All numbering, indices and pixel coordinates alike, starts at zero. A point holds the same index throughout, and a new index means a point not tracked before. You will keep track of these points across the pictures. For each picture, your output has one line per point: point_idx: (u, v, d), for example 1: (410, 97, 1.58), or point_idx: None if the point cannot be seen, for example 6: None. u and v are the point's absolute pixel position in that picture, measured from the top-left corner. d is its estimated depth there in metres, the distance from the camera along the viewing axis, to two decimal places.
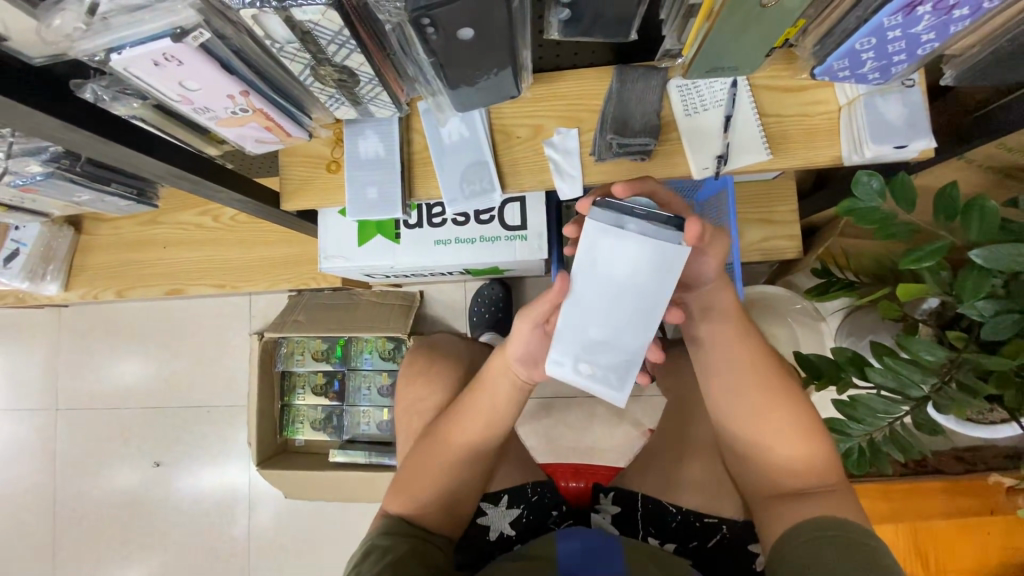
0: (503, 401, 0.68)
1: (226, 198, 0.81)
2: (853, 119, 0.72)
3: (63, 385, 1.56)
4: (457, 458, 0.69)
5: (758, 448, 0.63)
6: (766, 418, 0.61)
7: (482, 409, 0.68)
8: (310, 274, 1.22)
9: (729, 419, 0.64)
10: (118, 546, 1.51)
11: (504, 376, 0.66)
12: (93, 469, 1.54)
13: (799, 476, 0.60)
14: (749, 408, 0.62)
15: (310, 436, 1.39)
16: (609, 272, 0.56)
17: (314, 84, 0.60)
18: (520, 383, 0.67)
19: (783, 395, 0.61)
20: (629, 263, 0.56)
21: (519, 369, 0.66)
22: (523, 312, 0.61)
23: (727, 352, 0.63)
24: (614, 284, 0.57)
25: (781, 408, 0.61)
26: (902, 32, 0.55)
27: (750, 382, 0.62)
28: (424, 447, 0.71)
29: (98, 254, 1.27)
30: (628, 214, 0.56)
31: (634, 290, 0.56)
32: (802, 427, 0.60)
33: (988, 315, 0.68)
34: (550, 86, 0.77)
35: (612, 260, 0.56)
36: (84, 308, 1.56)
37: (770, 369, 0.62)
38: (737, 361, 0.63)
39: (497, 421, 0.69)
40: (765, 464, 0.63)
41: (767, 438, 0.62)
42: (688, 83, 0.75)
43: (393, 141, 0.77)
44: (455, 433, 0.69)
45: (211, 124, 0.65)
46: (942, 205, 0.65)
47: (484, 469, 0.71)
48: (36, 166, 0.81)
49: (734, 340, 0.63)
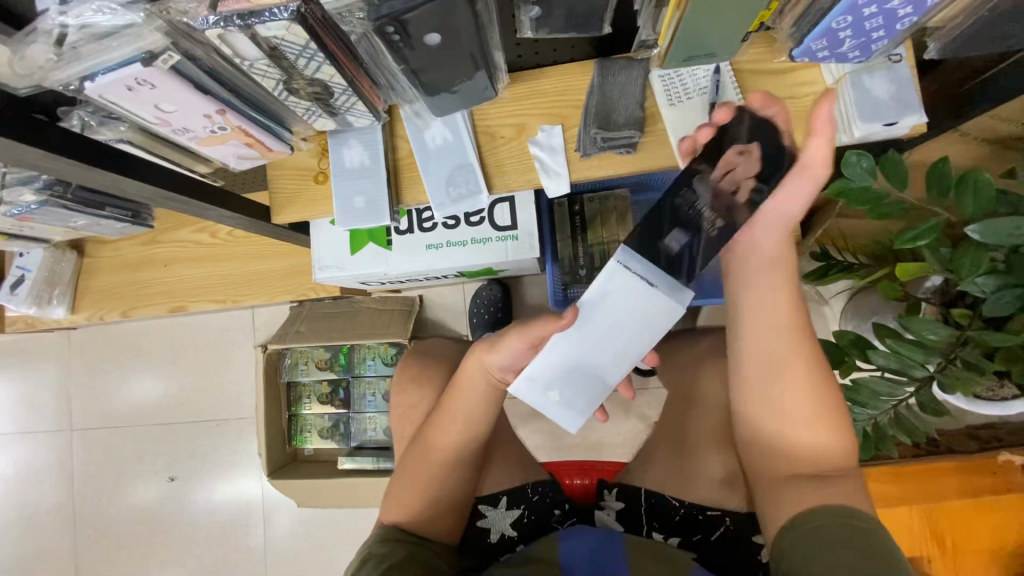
0: (480, 398, 0.67)
1: (216, 215, 0.81)
2: (840, 99, 0.70)
3: (77, 406, 1.60)
4: (441, 460, 0.68)
5: (787, 432, 0.58)
6: (799, 404, 0.56)
7: (460, 409, 0.67)
8: (308, 285, 1.22)
9: (761, 398, 0.58)
10: (139, 560, 1.54)
11: (479, 374, 0.66)
12: (111, 486, 1.57)
13: (819, 465, 0.57)
14: (785, 391, 0.57)
15: (319, 444, 1.40)
16: (677, 216, 0.58)
17: (289, 98, 0.60)
18: (496, 381, 0.67)
19: (823, 383, 0.56)
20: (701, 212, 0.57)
21: (497, 367, 0.65)
22: (518, 328, 0.62)
23: (768, 327, 0.57)
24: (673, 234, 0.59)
25: (818, 396, 0.56)
26: (878, 8, 0.54)
27: (790, 363, 0.56)
28: (409, 451, 0.71)
29: (101, 277, 1.29)
30: (733, 155, 0.56)
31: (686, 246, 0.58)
32: (835, 414, 0.56)
33: (989, 291, 0.67)
34: (531, 85, 0.77)
35: (620, 298, 0.60)
36: (92, 330, 1.59)
37: (814, 349, 0.57)
38: (777, 338, 0.57)
39: (477, 420, 0.68)
40: (783, 453, 0.59)
41: (794, 426, 0.57)
42: (670, 72, 0.74)
43: (377, 149, 0.78)
44: (436, 435, 0.68)
45: (193, 144, 0.65)
46: (935, 182, 0.64)
47: (472, 469, 0.71)
48: (30, 194, 0.82)
49: (778, 316, 0.57)
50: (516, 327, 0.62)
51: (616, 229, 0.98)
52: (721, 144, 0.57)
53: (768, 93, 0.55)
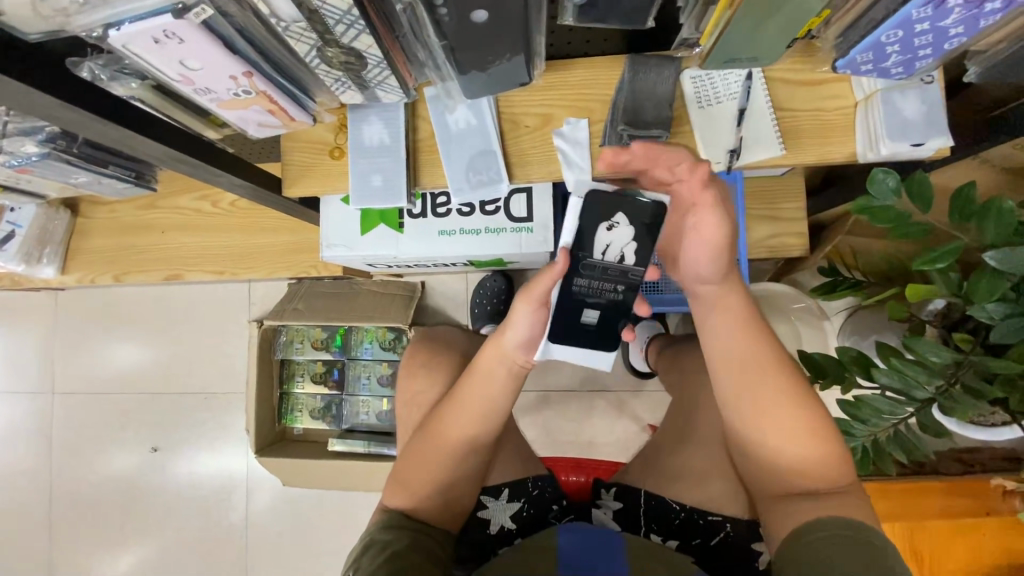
0: (498, 388, 0.67)
1: (227, 182, 0.79)
2: (870, 115, 0.70)
3: (60, 370, 1.55)
4: (452, 450, 0.67)
5: (767, 447, 0.60)
6: (778, 417, 0.59)
7: (477, 400, 0.66)
8: (310, 262, 1.20)
9: (739, 419, 0.61)
10: (115, 530, 1.51)
11: (502, 361, 0.66)
12: (90, 453, 1.53)
13: (805, 478, 0.59)
14: (759, 407, 0.59)
15: (309, 424, 1.38)
16: (581, 297, 0.71)
17: (320, 65, 0.58)
18: (517, 368, 0.67)
19: (795, 391, 0.59)
20: (601, 287, 0.71)
21: (516, 353, 0.66)
22: (523, 293, 0.63)
23: (738, 350, 0.61)
24: (588, 308, 0.72)
25: (794, 406, 0.58)
26: (931, 25, 0.53)
27: (761, 378, 0.59)
28: (418, 438, 0.70)
29: (95, 238, 1.25)
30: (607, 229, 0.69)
31: (601, 314, 0.73)
32: (814, 428, 0.58)
33: (997, 318, 0.68)
34: (561, 75, 0.75)
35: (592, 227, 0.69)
36: (81, 292, 1.54)
37: (782, 370, 0.60)
38: (743, 364, 0.60)
39: (493, 410, 0.67)
40: (778, 467, 0.60)
41: (778, 439, 0.59)
42: (703, 74, 0.73)
43: (398, 128, 0.76)
44: (449, 424, 0.67)
45: (212, 106, 0.63)
46: (957, 207, 0.65)
47: (482, 460, 0.70)
48: (32, 146, 0.79)
49: (741, 335, 0.61)
50: (521, 293, 0.63)
51: None
52: (592, 224, 0.69)
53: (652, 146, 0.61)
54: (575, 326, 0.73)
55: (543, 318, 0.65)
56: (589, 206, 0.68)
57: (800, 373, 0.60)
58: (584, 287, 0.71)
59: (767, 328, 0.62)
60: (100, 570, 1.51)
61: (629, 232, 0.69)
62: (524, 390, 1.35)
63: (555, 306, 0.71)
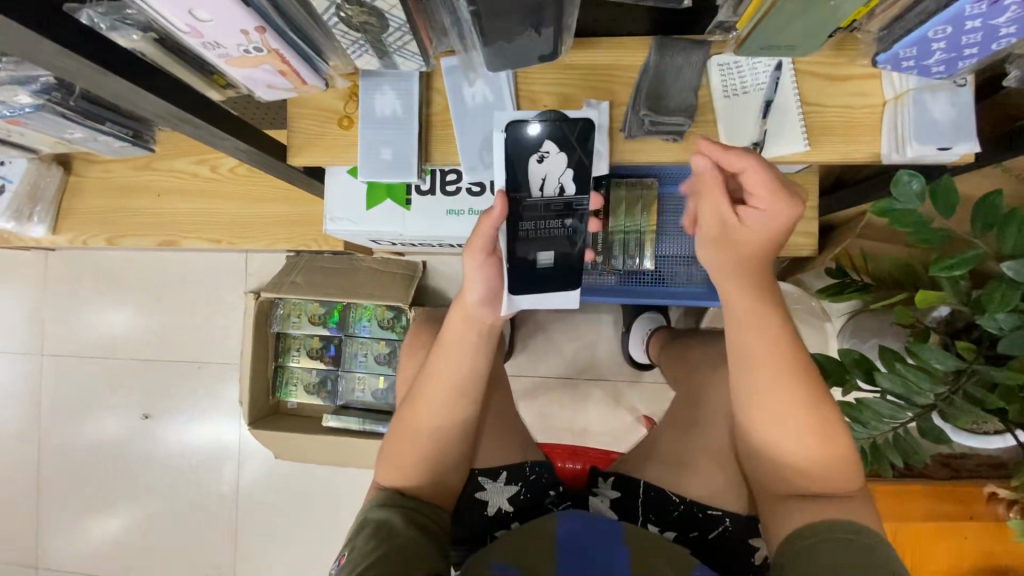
0: (472, 354, 0.65)
1: (230, 146, 0.76)
2: (897, 115, 0.68)
3: (49, 331, 1.52)
4: (443, 428, 0.66)
5: (777, 447, 0.60)
6: (795, 421, 0.58)
7: (454, 371, 0.65)
8: (312, 235, 1.17)
9: (752, 415, 0.61)
10: (104, 494, 1.51)
11: (471, 325, 0.65)
12: (79, 417, 1.51)
13: (811, 480, 0.59)
14: (774, 407, 0.58)
15: (303, 399, 1.37)
16: (531, 240, 0.70)
17: (338, 25, 0.56)
18: (486, 329, 0.66)
19: (811, 392, 0.58)
20: (549, 226, 0.70)
21: (482, 312, 0.65)
22: (468, 245, 0.63)
23: (765, 352, 0.59)
24: (542, 252, 0.71)
25: (808, 407, 0.58)
26: (982, 23, 0.52)
27: (780, 377, 0.58)
28: (402, 417, 0.68)
29: (88, 198, 1.21)
30: (539, 159, 0.68)
31: (556, 256, 0.72)
32: (828, 434, 0.58)
33: (1006, 329, 0.67)
34: (584, 54, 0.72)
35: (526, 158, 0.68)
36: (72, 254, 1.51)
37: (806, 376, 0.58)
38: (768, 365, 0.58)
39: (471, 380, 0.66)
40: (783, 464, 0.60)
41: (787, 438, 0.59)
42: (731, 62, 0.70)
43: (411, 99, 0.73)
44: (434, 402, 0.65)
45: (220, 62, 0.60)
46: (981, 214, 0.64)
47: (470, 435, 0.69)
48: (25, 97, 0.76)
49: (765, 331, 0.59)
50: (467, 246, 0.63)
51: (640, 218, 0.95)
52: (523, 163, 0.68)
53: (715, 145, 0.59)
54: (533, 274, 0.71)
55: (497, 271, 0.64)
56: (515, 141, 0.67)
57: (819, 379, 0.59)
58: (531, 230, 0.69)
59: (789, 325, 0.60)
60: (87, 532, 1.51)
61: (562, 160, 0.69)
62: (521, 376, 1.35)
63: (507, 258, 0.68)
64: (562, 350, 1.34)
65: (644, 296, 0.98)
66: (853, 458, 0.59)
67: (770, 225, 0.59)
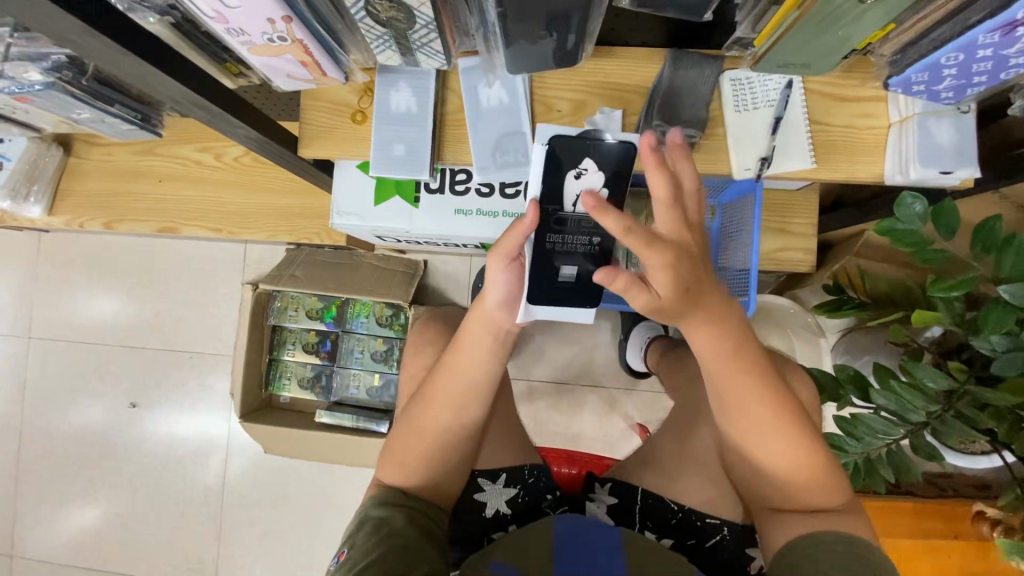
0: (487, 357, 0.64)
1: (242, 135, 0.75)
2: (903, 138, 0.70)
3: (37, 313, 1.49)
4: (447, 429, 0.65)
5: (765, 464, 0.61)
6: (774, 440, 0.59)
7: (465, 374, 0.64)
8: (315, 229, 1.17)
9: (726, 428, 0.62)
10: (84, 483, 1.47)
11: (487, 330, 0.63)
12: (63, 403, 1.48)
13: (800, 494, 0.60)
14: (748, 427, 0.60)
15: (296, 393, 1.36)
16: (555, 252, 0.67)
17: (364, 19, 0.56)
18: (502, 332, 0.64)
19: (788, 420, 0.59)
20: (575, 241, 0.68)
21: (498, 313, 0.62)
22: (493, 249, 0.59)
23: (741, 377, 0.58)
24: (564, 266, 0.69)
25: (784, 433, 0.59)
26: (993, 52, 0.54)
27: (747, 401, 0.59)
28: (407, 414, 0.67)
29: (87, 180, 1.19)
30: (575, 177, 0.65)
31: (578, 269, 0.70)
32: (809, 449, 0.59)
33: (999, 351, 0.68)
34: (600, 62, 0.73)
35: (561, 174, 0.65)
36: (67, 237, 1.48)
37: (780, 398, 0.59)
38: (744, 389, 0.58)
39: (482, 385, 0.65)
40: (764, 477, 0.62)
41: (762, 455, 0.61)
42: (743, 78, 0.72)
43: (428, 97, 0.73)
44: (440, 403, 0.65)
45: (242, 50, 0.60)
46: (979, 239, 0.66)
47: (474, 437, 0.69)
48: (36, 74, 0.75)
49: (740, 360, 0.58)
50: (492, 249, 0.59)
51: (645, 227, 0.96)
52: (558, 175, 0.65)
53: (610, 271, 0.49)
54: (555, 285, 0.69)
55: (520, 275, 0.61)
56: (556, 154, 0.64)
57: (794, 398, 0.60)
58: (558, 243, 0.67)
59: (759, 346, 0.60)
60: (65, 520, 1.47)
61: (600, 179, 0.66)
62: (517, 379, 1.35)
63: (530, 263, 0.65)
64: (560, 355, 1.35)
65: None
66: (834, 468, 0.60)
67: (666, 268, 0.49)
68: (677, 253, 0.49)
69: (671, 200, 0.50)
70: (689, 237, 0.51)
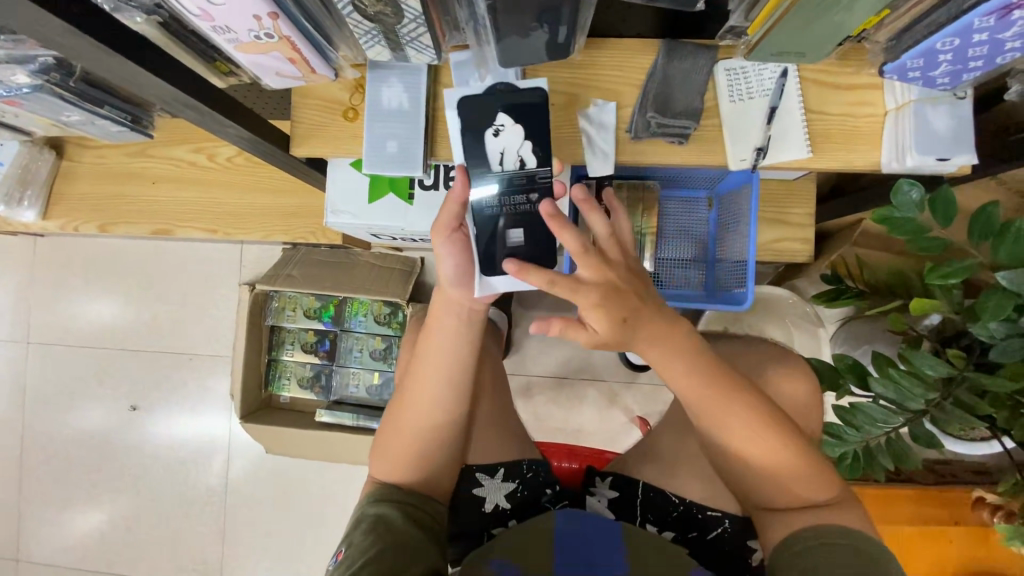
0: (456, 340, 0.63)
1: (233, 134, 0.74)
2: (899, 126, 0.70)
3: (35, 318, 1.49)
4: (434, 422, 0.65)
5: (745, 467, 0.62)
6: (745, 447, 0.60)
7: (438, 362, 0.63)
8: (310, 228, 1.16)
9: (706, 435, 0.64)
10: (86, 486, 1.48)
11: (448, 309, 0.63)
12: (63, 407, 1.48)
13: (778, 496, 0.61)
14: (725, 434, 0.61)
15: (296, 393, 1.36)
16: (497, 216, 0.64)
17: (351, 14, 0.56)
18: (469, 313, 0.64)
19: (764, 424, 0.60)
20: (513, 198, 0.64)
21: (457, 295, 0.62)
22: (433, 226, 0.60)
23: (701, 391, 0.59)
24: (509, 230, 0.64)
25: (756, 439, 0.60)
26: (989, 36, 0.53)
27: (713, 412, 0.60)
28: (396, 409, 0.67)
29: (80, 183, 1.18)
30: (496, 135, 0.66)
31: (526, 231, 0.64)
32: (782, 455, 0.60)
33: (998, 337, 0.68)
34: (592, 54, 0.72)
35: (483, 134, 0.66)
36: (62, 241, 1.47)
37: (744, 410, 0.60)
38: (705, 402, 0.60)
39: (462, 374, 0.65)
40: (753, 478, 0.62)
41: (744, 457, 0.61)
42: (737, 68, 0.71)
43: (420, 94, 0.72)
44: (423, 399, 0.64)
45: (229, 47, 0.59)
46: (977, 225, 0.66)
47: (459, 427, 0.68)
48: (24, 77, 0.74)
49: (698, 375, 0.59)
50: (433, 228, 0.60)
51: (641, 220, 0.96)
52: (481, 140, 0.66)
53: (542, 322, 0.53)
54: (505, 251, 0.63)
55: (465, 247, 0.61)
56: (471, 116, 0.67)
57: (765, 407, 0.60)
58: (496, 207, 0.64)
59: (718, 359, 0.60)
60: (70, 524, 1.47)
61: (519, 132, 0.66)
62: (516, 374, 1.35)
63: (476, 237, 0.63)
64: (558, 349, 1.34)
65: None
66: (821, 467, 0.60)
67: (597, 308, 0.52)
68: (604, 289, 0.52)
69: (584, 252, 0.52)
70: (618, 273, 0.53)
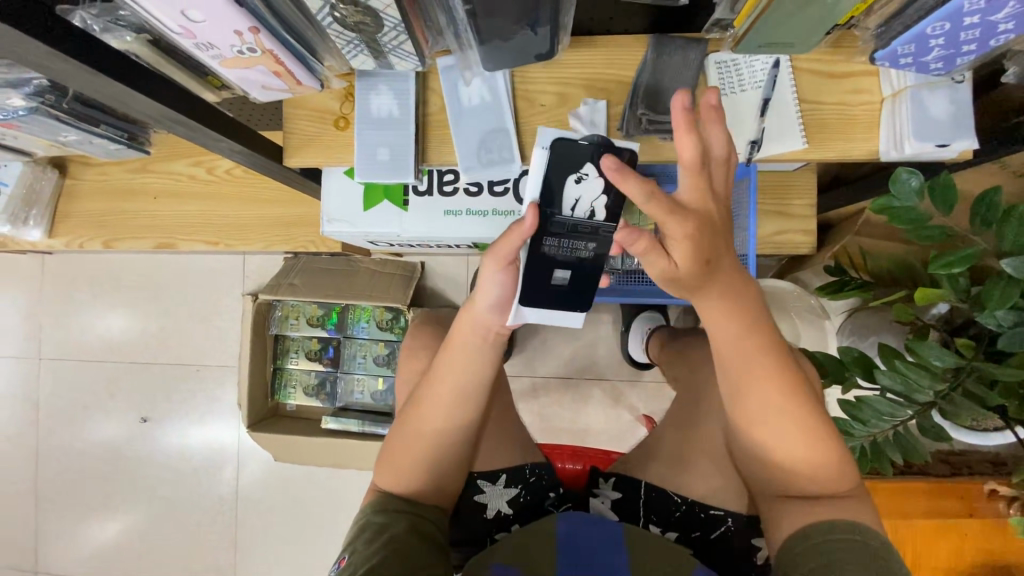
0: (477, 358, 0.63)
1: (226, 148, 0.75)
2: (896, 113, 0.68)
3: (47, 334, 1.52)
4: (441, 434, 0.64)
5: (770, 450, 0.60)
6: (778, 421, 0.58)
7: (454, 376, 0.63)
8: (310, 237, 1.17)
9: (733, 407, 0.61)
10: (101, 498, 1.50)
11: (475, 330, 0.61)
12: (76, 420, 1.51)
13: (803, 479, 0.59)
14: (752, 414, 0.59)
15: (302, 401, 1.37)
16: (552, 256, 0.65)
17: (332, 26, 0.56)
18: (493, 335, 0.63)
19: (796, 405, 0.58)
20: (574, 244, 0.65)
21: (491, 317, 0.61)
22: (489, 253, 0.58)
23: (738, 349, 0.58)
24: (557, 270, 0.67)
25: (789, 413, 0.58)
26: (981, 19, 0.52)
27: (749, 376, 0.58)
28: (403, 420, 0.66)
29: (84, 201, 1.20)
30: (576, 182, 0.63)
31: (571, 273, 0.68)
32: (814, 433, 0.58)
33: (1006, 326, 0.67)
34: (580, 53, 0.72)
35: (562, 180, 0.62)
36: (70, 257, 1.50)
37: (782, 375, 0.58)
38: (745, 362, 0.58)
39: (476, 388, 0.64)
40: (770, 463, 0.61)
41: (767, 442, 0.60)
42: (728, 60, 0.70)
43: (409, 100, 0.72)
44: (434, 410, 0.64)
45: (214, 64, 0.60)
46: (979, 211, 0.64)
47: (470, 440, 0.68)
48: (19, 99, 0.75)
49: (737, 331, 0.57)
50: (488, 253, 0.58)
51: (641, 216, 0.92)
52: (559, 178, 0.62)
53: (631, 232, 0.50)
54: (548, 290, 0.67)
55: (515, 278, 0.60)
56: (557, 160, 0.62)
57: (801, 377, 0.59)
58: (554, 247, 0.64)
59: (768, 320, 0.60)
60: (87, 536, 1.50)
61: (599, 185, 0.63)
62: (521, 376, 1.35)
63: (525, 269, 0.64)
64: (562, 350, 1.34)
65: (644, 294, 0.99)
66: (843, 456, 0.59)
67: (687, 238, 0.51)
68: (697, 221, 0.51)
69: (695, 166, 0.50)
70: (709, 212, 0.52)
